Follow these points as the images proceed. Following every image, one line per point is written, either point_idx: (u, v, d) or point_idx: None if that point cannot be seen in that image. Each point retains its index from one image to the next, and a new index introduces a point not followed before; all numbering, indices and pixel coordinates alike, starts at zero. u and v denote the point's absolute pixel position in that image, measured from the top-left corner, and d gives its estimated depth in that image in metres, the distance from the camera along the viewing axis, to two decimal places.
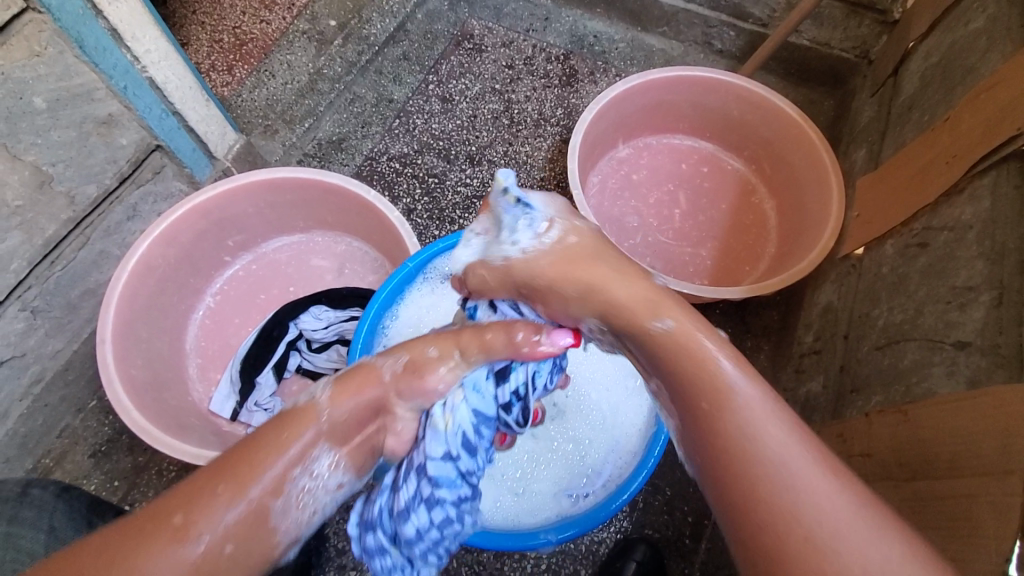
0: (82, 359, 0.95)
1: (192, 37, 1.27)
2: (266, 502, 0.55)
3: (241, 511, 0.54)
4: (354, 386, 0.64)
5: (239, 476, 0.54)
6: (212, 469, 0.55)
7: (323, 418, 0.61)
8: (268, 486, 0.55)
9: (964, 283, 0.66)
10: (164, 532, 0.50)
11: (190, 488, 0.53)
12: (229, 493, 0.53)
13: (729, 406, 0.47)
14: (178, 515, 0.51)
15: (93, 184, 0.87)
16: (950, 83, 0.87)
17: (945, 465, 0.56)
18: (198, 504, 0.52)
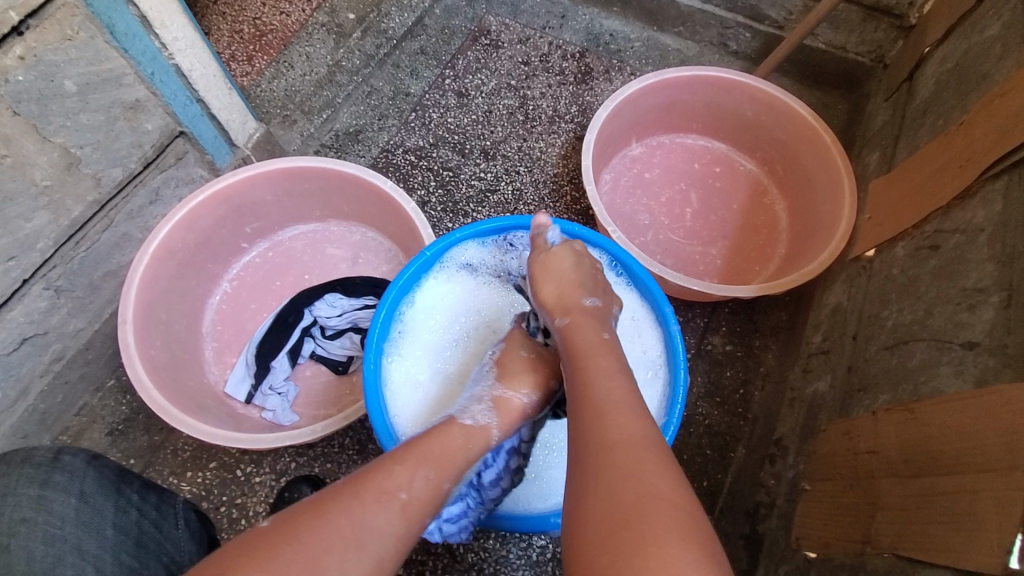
0: (101, 339, 0.98)
1: (213, 27, 1.29)
2: (449, 487, 0.62)
3: (435, 497, 0.60)
4: (507, 401, 0.71)
5: (423, 468, 0.61)
6: (401, 455, 0.61)
7: (490, 428, 0.69)
8: (444, 477, 0.62)
9: (974, 285, 0.67)
10: (381, 496, 0.55)
11: (387, 466, 0.59)
12: (414, 474, 0.59)
13: (604, 414, 0.57)
14: (394, 488, 0.57)
15: (118, 167, 0.89)
16: (966, 88, 0.87)
17: (950, 461, 0.57)
18: (402, 478, 0.58)
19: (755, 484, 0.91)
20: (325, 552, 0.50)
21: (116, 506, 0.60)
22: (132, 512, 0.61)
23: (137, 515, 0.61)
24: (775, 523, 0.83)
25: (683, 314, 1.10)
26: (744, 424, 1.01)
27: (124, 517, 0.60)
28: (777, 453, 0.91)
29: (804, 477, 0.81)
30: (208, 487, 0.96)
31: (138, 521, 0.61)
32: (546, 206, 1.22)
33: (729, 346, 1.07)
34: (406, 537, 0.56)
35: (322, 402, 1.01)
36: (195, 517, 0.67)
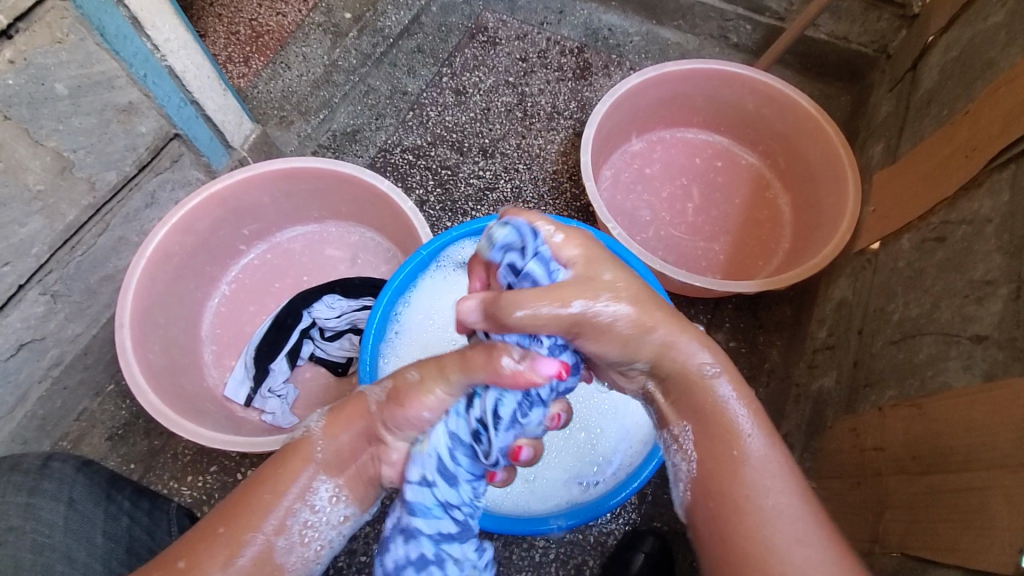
0: (100, 343, 0.97)
1: (209, 29, 1.29)
2: (270, 543, 0.56)
3: (247, 560, 0.55)
4: (341, 421, 0.62)
5: (240, 525, 0.55)
6: (213, 514, 0.56)
7: (316, 458, 0.59)
8: (268, 532, 0.56)
9: (982, 277, 0.65)
10: (170, 571, 0.52)
11: (199, 530, 0.55)
12: (227, 539, 0.54)
13: (744, 461, 0.54)
14: (177, 562, 0.53)
15: (113, 171, 0.88)
16: (971, 75, 0.86)
17: (960, 458, 0.55)
18: (197, 549, 0.54)
19: None
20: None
21: (107, 514, 0.60)
22: (123, 519, 0.61)
23: (128, 521, 0.61)
24: None
25: (685, 311, 1.08)
26: None
27: (116, 525, 0.60)
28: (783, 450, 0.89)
29: (810, 475, 0.80)
30: (208, 491, 0.95)
31: (129, 528, 0.61)
32: (546, 203, 1.21)
33: (733, 342, 1.05)
34: None
35: (322, 404, 1.00)
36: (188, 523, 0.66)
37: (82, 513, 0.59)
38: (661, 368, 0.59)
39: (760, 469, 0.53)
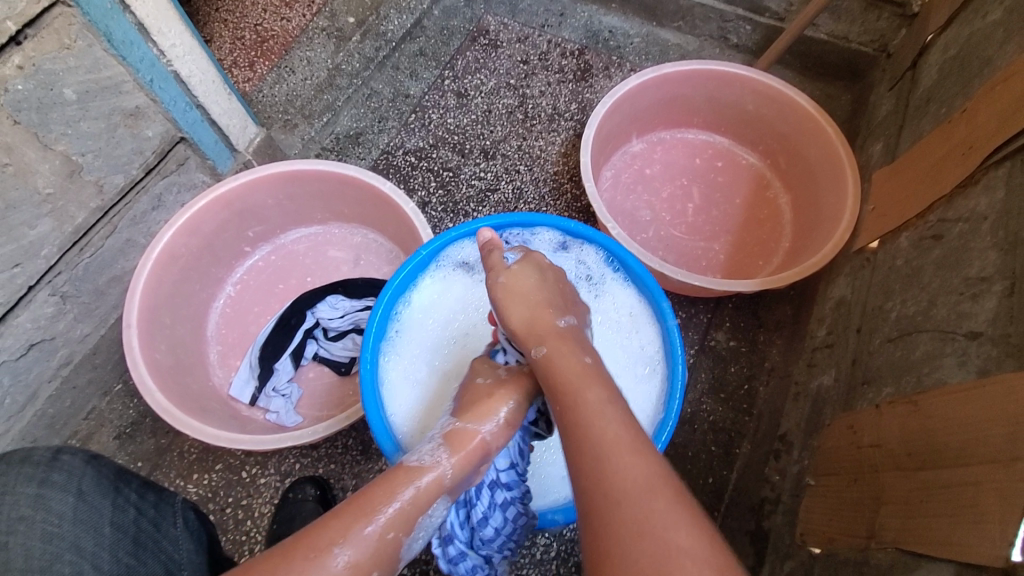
0: (108, 343, 0.99)
1: (215, 34, 1.31)
2: (397, 536, 0.58)
3: (373, 541, 0.56)
4: (465, 439, 0.67)
5: (365, 512, 0.57)
6: (347, 509, 0.57)
7: (445, 476, 0.64)
8: (386, 523, 0.58)
9: (977, 275, 0.65)
10: (310, 556, 0.53)
11: (332, 523, 0.56)
12: (364, 528, 0.56)
13: (631, 502, 0.50)
14: (320, 551, 0.53)
15: (120, 174, 0.90)
16: (968, 74, 0.86)
17: (953, 453, 0.55)
18: (339, 533, 0.55)
19: (760, 480, 0.90)
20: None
21: (114, 505, 0.61)
22: (130, 510, 0.62)
23: (136, 514, 0.62)
24: (781, 520, 0.82)
25: (685, 310, 1.09)
26: (749, 420, 1.00)
27: (123, 515, 0.61)
28: (782, 449, 0.89)
29: (809, 473, 0.80)
30: (214, 488, 0.97)
31: (136, 518, 0.62)
32: (547, 204, 1.22)
33: (733, 341, 1.06)
34: None
35: (325, 403, 1.02)
36: (193, 516, 0.68)
37: (92, 503, 0.60)
38: (552, 371, 0.65)
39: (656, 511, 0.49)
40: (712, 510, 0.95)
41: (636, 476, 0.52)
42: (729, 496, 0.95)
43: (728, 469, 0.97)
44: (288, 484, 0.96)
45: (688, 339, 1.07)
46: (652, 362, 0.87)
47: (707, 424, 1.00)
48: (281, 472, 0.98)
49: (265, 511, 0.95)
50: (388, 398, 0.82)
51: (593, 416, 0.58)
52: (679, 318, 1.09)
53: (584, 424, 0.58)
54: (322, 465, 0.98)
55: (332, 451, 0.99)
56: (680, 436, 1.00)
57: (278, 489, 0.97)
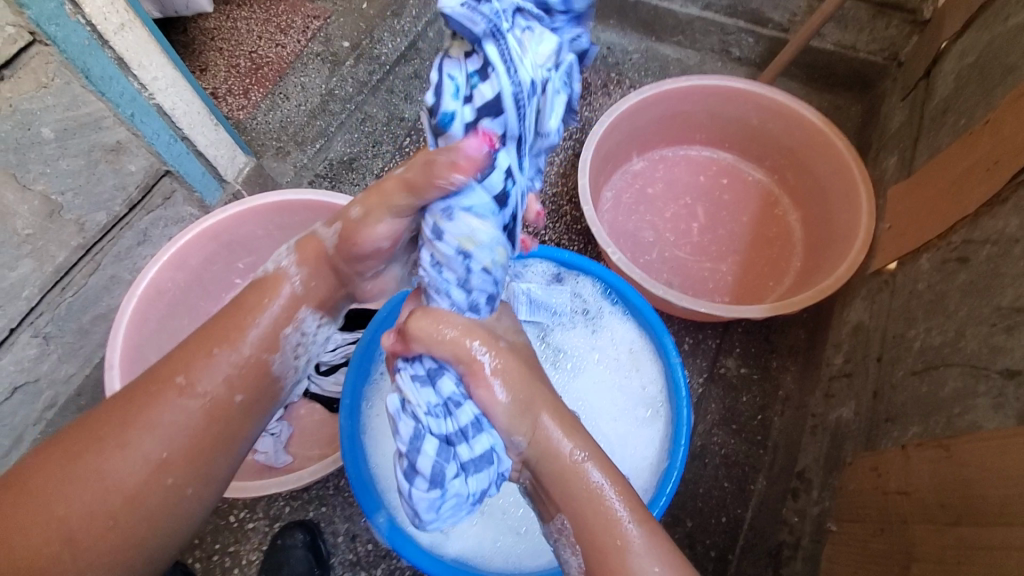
0: (94, 383, 0.96)
1: (209, 63, 1.27)
2: (259, 356, 0.63)
3: (232, 367, 0.60)
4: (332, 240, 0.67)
5: (215, 341, 0.61)
6: (197, 336, 0.61)
7: (293, 280, 0.66)
8: (251, 346, 0.62)
9: (1010, 304, 0.60)
10: (115, 429, 0.55)
11: (182, 355, 0.60)
12: (231, 355, 0.61)
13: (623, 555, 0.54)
14: (176, 378, 0.58)
15: (102, 212, 0.88)
16: (990, 83, 0.80)
17: (995, 510, 0.50)
18: (148, 405, 0.57)
19: (777, 521, 0.84)
20: (86, 482, 0.53)
21: None
22: None
23: None
24: (800, 567, 0.76)
25: (693, 336, 1.04)
26: (763, 453, 0.94)
27: None
28: (800, 487, 0.83)
29: (830, 517, 0.74)
30: (201, 534, 0.91)
31: None
32: (545, 227, 1.18)
33: (744, 368, 1.00)
34: (206, 432, 0.58)
35: (316, 442, 0.97)
36: None
37: None
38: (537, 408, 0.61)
39: (640, 552, 0.54)
40: (726, 553, 0.88)
41: (620, 516, 0.56)
42: (744, 537, 0.88)
43: (742, 508, 0.91)
44: (277, 528, 0.91)
45: (696, 367, 1.01)
46: (654, 403, 0.83)
47: (719, 458, 0.94)
48: (270, 515, 0.93)
49: (252, 558, 0.90)
50: (371, 447, 0.77)
51: (552, 448, 0.59)
52: (686, 344, 1.03)
53: (550, 458, 0.59)
54: (312, 507, 0.93)
55: (322, 492, 0.94)
56: (689, 472, 0.93)
57: (266, 534, 0.92)
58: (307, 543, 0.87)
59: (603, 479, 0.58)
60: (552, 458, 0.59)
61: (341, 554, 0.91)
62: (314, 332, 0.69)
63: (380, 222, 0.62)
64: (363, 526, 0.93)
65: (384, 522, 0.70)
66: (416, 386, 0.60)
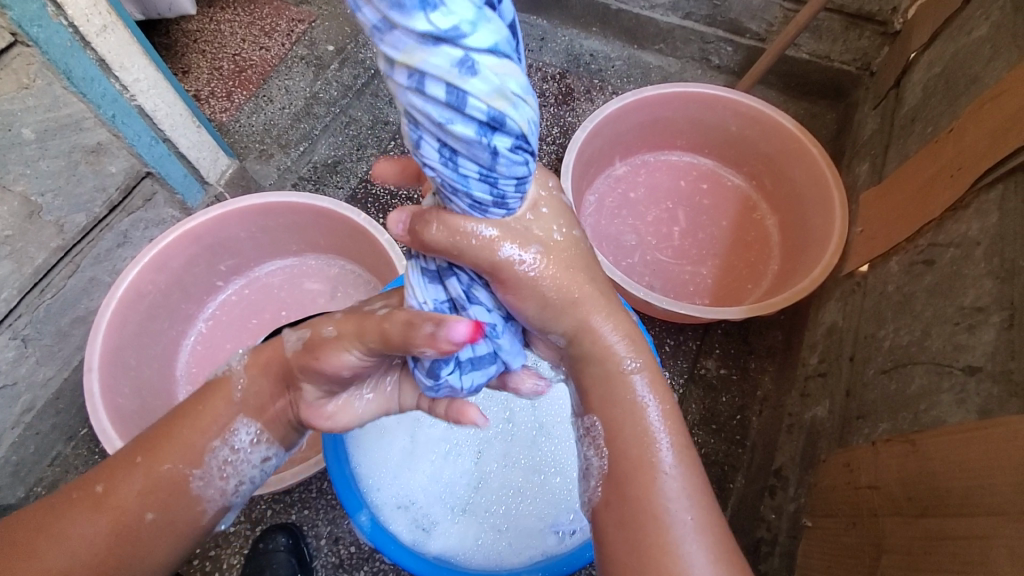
0: (72, 387, 0.95)
1: (192, 65, 1.27)
2: (180, 470, 0.59)
3: (153, 482, 0.58)
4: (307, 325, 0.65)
5: (151, 451, 0.59)
6: (134, 447, 0.60)
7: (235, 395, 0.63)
8: (178, 459, 0.59)
9: (972, 304, 0.62)
10: (72, 498, 0.56)
11: (111, 466, 0.58)
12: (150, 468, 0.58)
13: (655, 472, 0.53)
14: (98, 487, 0.57)
15: (82, 213, 0.87)
16: (954, 93, 0.84)
17: (958, 501, 0.52)
18: (103, 474, 0.57)
19: (755, 519, 0.86)
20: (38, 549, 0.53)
21: None
22: None
23: None
24: (777, 562, 0.77)
25: (673, 338, 1.05)
26: (742, 452, 0.96)
27: None
28: (777, 484, 0.85)
29: (805, 512, 0.76)
30: None
31: None
32: None
33: (724, 369, 1.02)
34: (112, 545, 0.55)
35: None
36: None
37: None
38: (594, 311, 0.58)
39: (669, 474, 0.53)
40: None
41: (658, 435, 0.54)
42: None
43: (721, 506, 0.92)
44: (258, 532, 0.91)
45: (677, 368, 1.03)
46: None
47: (699, 457, 0.96)
48: (251, 519, 0.92)
49: (233, 563, 0.90)
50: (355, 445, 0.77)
51: (608, 351, 0.57)
52: (667, 346, 1.05)
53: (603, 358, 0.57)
54: (295, 511, 0.93)
55: (305, 495, 0.94)
56: None
57: (248, 538, 0.91)
58: (289, 547, 0.87)
59: (648, 394, 0.56)
60: (601, 362, 0.57)
61: (324, 557, 0.91)
62: (251, 452, 0.65)
63: (347, 350, 0.57)
64: (346, 529, 0.92)
65: (367, 521, 0.70)
66: (421, 281, 0.55)
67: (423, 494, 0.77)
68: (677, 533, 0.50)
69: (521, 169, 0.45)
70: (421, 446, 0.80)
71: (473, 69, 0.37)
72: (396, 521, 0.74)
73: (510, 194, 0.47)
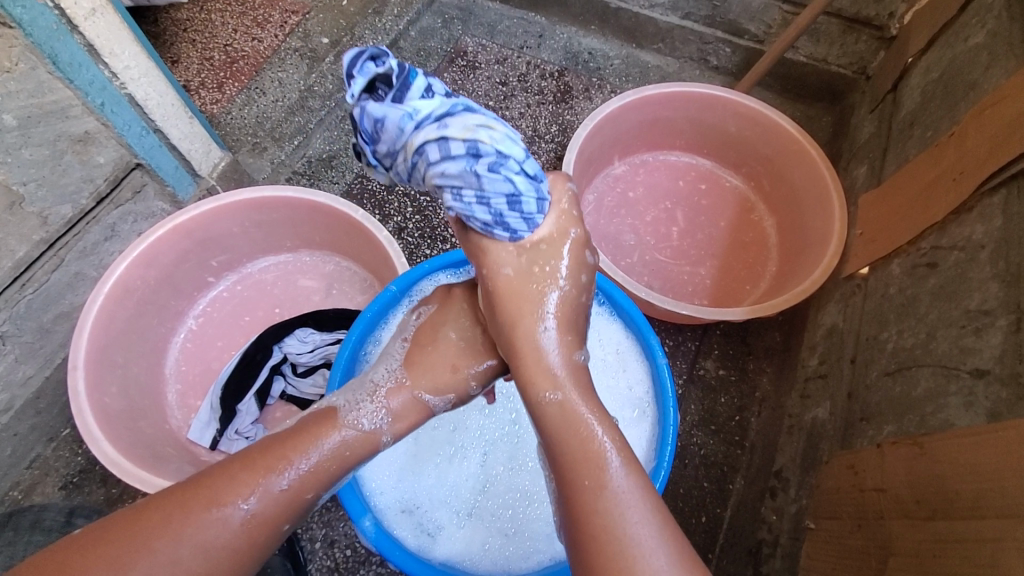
0: (53, 386, 0.91)
1: (182, 54, 1.23)
2: (314, 495, 0.58)
3: (280, 497, 0.55)
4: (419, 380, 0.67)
5: (280, 465, 0.56)
6: (263, 454, 0.57)
7: (383, 437, 0.64)
8: (303, 482, 0.57)
9: (978, 307, 0.62)
10: (211, 509, 0.52)
11: (242, 475, 0.55)
12: (280, 483, 0.56)
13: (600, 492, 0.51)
14: (237, 501, 0.53)
15: (67, 205, 0.84)
16: (954, 97, 0.84)
17: (968, 504, 0.52)
18: (242, 485, 0.54)
19: (755, 520, 0.86)
20: (165, 559, 0.49)
21: None
22: None
23: None
24: (779, 564, 0.77)
25: (673, 338, 1.05)
26: (741, 453, 0.96)
27: None
28: (778, 486, 0.85)
29: (807, 514, 0.76)
30: None
31: None
32: None
33: (723, 370, 1.02)
34: (243, 552, 0.53)
35: None
36: None
37: None
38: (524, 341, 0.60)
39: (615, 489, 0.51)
40: (706, 552, 0.90)
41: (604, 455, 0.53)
42: (723, 536, 0.90)
43: (721, 507, 0.92)
44: None
45: (677, 369, 1.02)
46: (641, 404, 0.83)
47: (698, 458, 0.96)
48: None
49: None
50: None
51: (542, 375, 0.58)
52: (667, 346, 1.05)
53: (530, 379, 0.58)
54: None
55: None
56: (670, 473, 0.95)
57: None
58: (283, 550, 0.85)
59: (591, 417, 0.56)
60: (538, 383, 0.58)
61: (319, 561, 0.89)
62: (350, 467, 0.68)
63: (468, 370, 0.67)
64: (341, 532, 0.90)
65: (370, 526, 0.68)
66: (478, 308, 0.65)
67: (427, 496, 0.75)
68: (628, 543, 0.48)
69: (505, 186, 0.57)
70: (426, 448, 0.78)
71: (445, 124, 0.57)
72: (399, 525, 0.72)
73: (507, 215, 0.58)
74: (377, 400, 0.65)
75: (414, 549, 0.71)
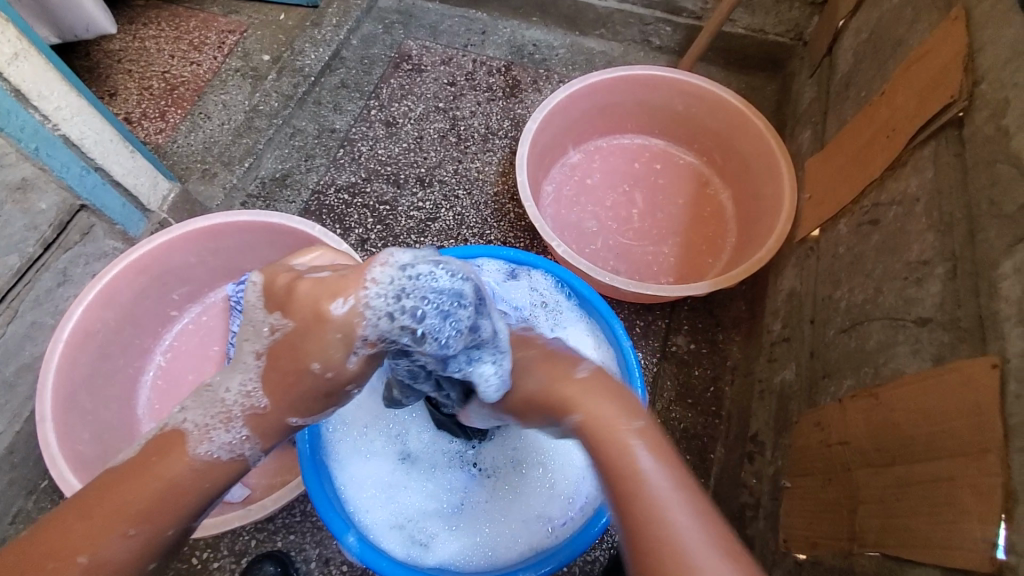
0: (25, 440, 0.89)
1: (118, 86, 1.20)
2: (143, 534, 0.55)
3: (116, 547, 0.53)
4: (270, 423, 0.61)
5: (100, 517, 0.54)
6: (74, 512, 0.54)
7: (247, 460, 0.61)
8: (133, 521, 0.54)
9: (917, 258, 0.65)
10: (49, 565, 0.52)
11: (73, 530, 0.53)
12: (115, 536, 0.53)
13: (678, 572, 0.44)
14: (77, 557, 0.52)
15: (14, 254, 0.82)
16: (883, 56, 0.87)
17: (924, 447, 0.54)
18: (81, 540, 0.53)
19: (737, 485, 0.88)
20: None
21: None
22: None
23: None
24: (763, 525, 0.79)
25: (643, 319, 1.07)
26: (719, 422, 0.98)
27: None
28: (755, 450, 0.87)
29: (783, 474, 0.78)
30: None
31: None
32: (490, 227, 1.19)
33: (694, 344, 1.04)
34: None
35: (277, 470, 0.93)
36: None
37: None
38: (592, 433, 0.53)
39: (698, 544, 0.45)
40: None
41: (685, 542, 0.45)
42: None
43: (705, 476, 0.95)
44: (244, 564, 0.88)
45: (649, 348, 1.04)
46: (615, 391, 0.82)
47: (679, 432, 0.98)
48: (235, 552, 0.89)
49: None
50: (338, 472, 0.76)
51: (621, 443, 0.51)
52: (638, 329, 1.06)
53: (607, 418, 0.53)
54: (281, 537, 0.90)
55: (289, 520, 0.91)
56: None
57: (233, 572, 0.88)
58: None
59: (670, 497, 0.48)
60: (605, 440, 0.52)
61: None
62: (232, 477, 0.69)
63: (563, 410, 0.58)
64: (335, 549, 0.90)
65: (355, 542, 0.68)
66: None
67: (413, 509, 0.76)
68: None
69: None
70: (409, 463, 0.80)
71: None
72: (387, 539, 0.73)
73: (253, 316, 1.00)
74: (233, 429, 0.60)
75: (405, 559, 0.72)
